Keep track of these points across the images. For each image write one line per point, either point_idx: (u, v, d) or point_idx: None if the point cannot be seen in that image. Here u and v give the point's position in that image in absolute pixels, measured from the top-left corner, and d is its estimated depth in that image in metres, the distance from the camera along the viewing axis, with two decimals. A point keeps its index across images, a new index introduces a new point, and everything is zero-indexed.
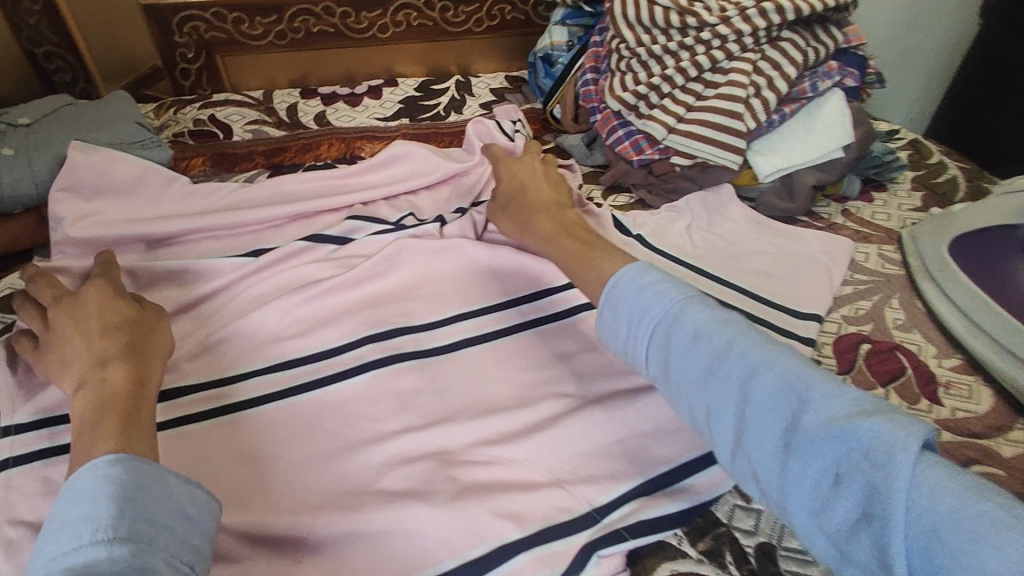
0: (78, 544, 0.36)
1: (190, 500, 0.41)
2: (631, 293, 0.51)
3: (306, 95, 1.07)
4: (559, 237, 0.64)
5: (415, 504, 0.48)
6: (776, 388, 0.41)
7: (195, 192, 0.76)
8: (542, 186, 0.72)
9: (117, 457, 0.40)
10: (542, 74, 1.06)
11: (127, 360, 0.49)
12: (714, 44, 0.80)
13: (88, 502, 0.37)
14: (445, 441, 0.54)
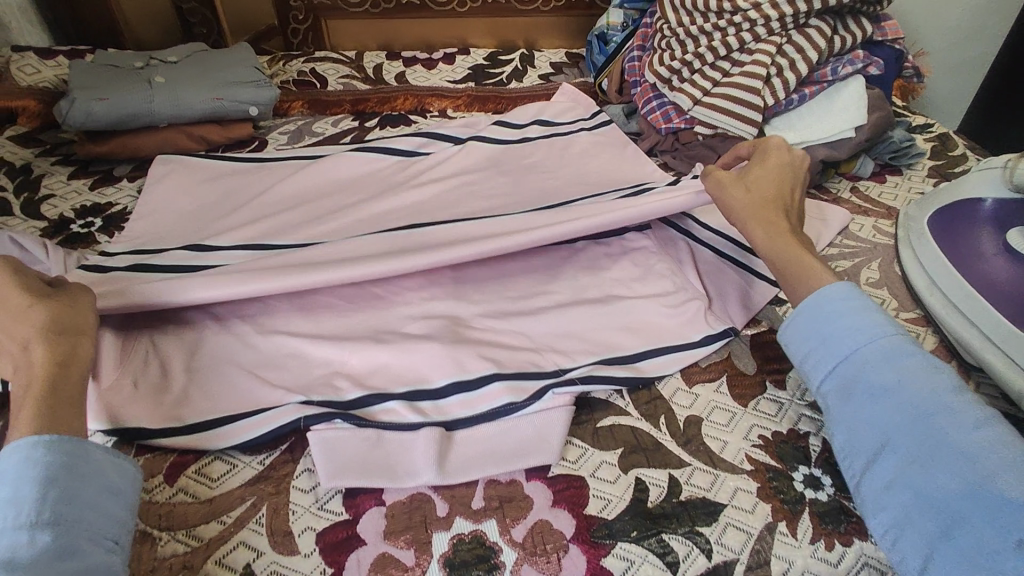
0: (2, 527, 0.39)
1: (111, 470, 0.45)
2: (839, 315, 0.51)
3: (391, 58, 1.24)
4: (798, 242, 0.58)
5: (428, 342, 0.63)
6: (968, 452, 0.42)
7: None
8: (788, 189, 0.64)
9: (41, 437, 0.43)
10: (597, 52, 1.18)
11: (52, 338, 0.49)
12: (743, 28, 0.90)
13: (9, 485, 0.40)
14: (458, 310, 0.69)
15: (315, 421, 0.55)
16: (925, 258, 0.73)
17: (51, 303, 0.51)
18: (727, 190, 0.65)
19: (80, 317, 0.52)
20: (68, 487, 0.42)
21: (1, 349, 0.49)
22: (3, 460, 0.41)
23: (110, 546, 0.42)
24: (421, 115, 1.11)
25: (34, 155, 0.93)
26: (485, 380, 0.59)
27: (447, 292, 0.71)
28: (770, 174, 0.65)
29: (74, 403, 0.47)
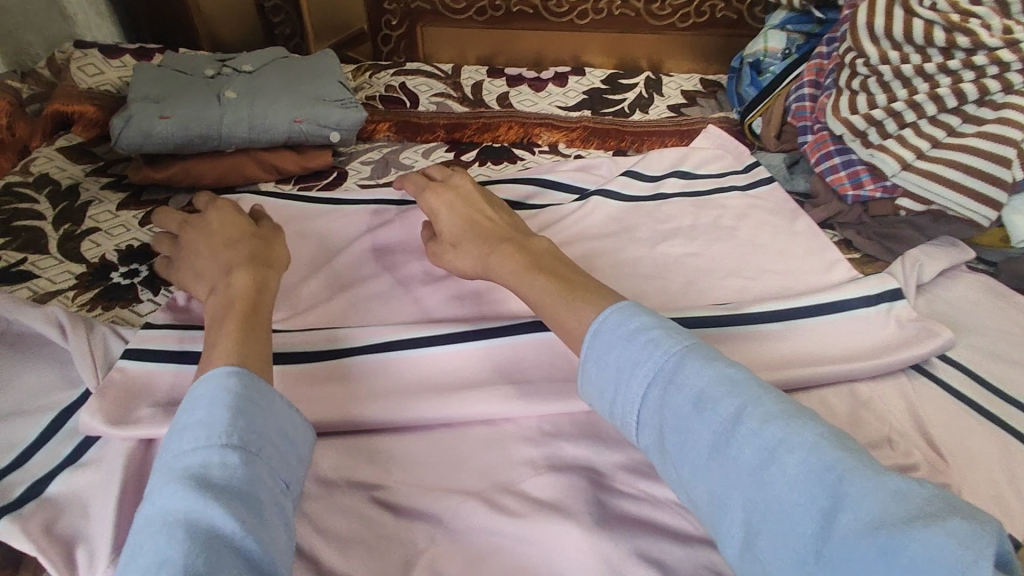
0: (195, 445, 0.37)
1: (284, 412, 0.42)
2: (635, 357, 0.42)
3: (493, 74, 1.06)
4: (521, 272, 0.55)
5: (561, 519, 0.45)
6: (799, 472, 0.34)
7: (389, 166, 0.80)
8: (499, 217, 0.62)
9: (238, 369, 0.41)
10: (746, 82, 0.95)
11: (249, 268, 0.53)
12: (988, 71, 0.66)
13: (205, 408, 0.39)
14: (595, 459, 0.50)
15: None
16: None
17: (257, 238, 0.57)
18: (442, 252, 0.62)
19: (279, 250, 0.58)
20: (253, 411, 0.39)
21: (209, 269, 0.55)
22: (209, 381, 0.40)
23: (285, 489, 0.39)
24: (528, 149, 0.92)
25: (83, 173, 0.80)
26: None
27: (580, 428, 0.52)
28: (451, 213, 0.62)
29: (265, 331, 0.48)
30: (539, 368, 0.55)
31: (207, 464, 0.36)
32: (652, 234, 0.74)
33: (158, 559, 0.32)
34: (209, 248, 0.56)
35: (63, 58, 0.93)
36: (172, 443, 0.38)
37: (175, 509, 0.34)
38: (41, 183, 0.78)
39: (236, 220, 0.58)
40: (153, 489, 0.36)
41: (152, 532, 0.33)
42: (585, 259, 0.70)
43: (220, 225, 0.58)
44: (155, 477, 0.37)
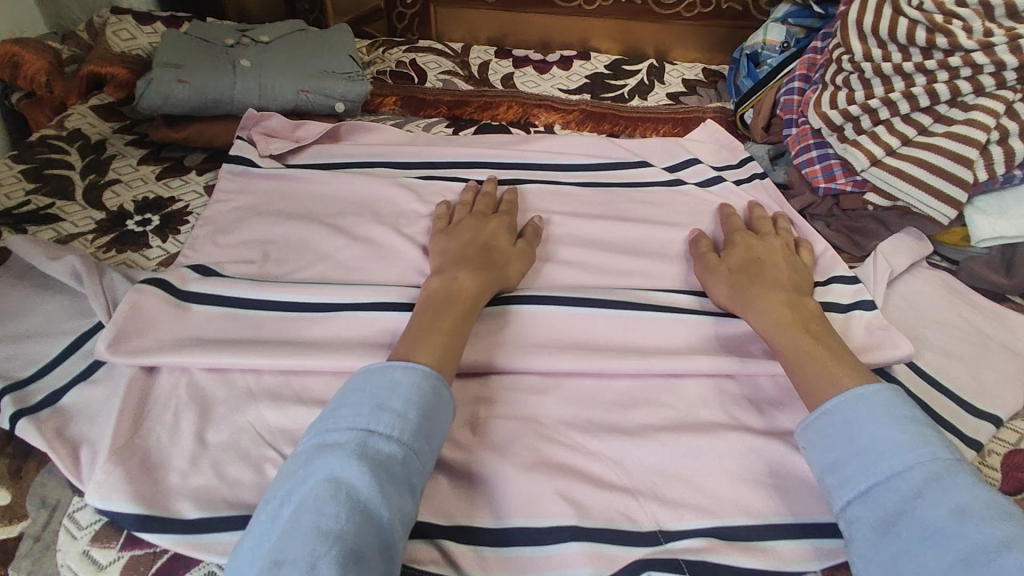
0: (387, 434, 0.45)
1: (444, 425, 0.48)
2: (854, 419, 0.48)
3: (500, 55, 1.10)
4: (789, 320, 0.57)
5: (498, 461, 0.51)
6: (1014, 574, 0.37)
7: (388, 146, 0.86)
8: (781, 263, 0.64)
9: (430, 371, 0.49)
10: (743, 74, 0.97)
11: (485, 272, 0.61)
12: (962, 73, 0.68)
13: (402, 401, 0.47)
14: (538, 412, 0.55)
15: None
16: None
17: (492, 246, 0.66)
18: (710, 278, 0.65)
19: (512, 268, 0.64)
20: (431, 418, 0.47)
21: (468, 254, 0.64)
22: (409, 373, 0.48)
23: (416, 491, 0.45)
24: (524, 129, 0.96)
25: (111, 130, 0.87)
26: (561, 535, 0.47)
27: (526, 385, 0.57)
28: (760, 249, 0.66)
29: (463, 336, 0.56)
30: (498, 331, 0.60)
31: (387, 455, 0.44)
32: (628, 215, 0.78)
33: (328, 518, 0.39)
34: (465, 240, 0.67)
35: (99, 22, 1.01)
36: (357, 412, 0.46)
37: (359, 482, 0.42)
38: (73, 138, 0.86)
39: (508, 237, 0.68)
40: (336, 446, 0.44)
41: (326, 493, 0.41)
42: (561, 234, 0.74)
43: (489, 232, 0.68)
44: (344, 433, 0.45)
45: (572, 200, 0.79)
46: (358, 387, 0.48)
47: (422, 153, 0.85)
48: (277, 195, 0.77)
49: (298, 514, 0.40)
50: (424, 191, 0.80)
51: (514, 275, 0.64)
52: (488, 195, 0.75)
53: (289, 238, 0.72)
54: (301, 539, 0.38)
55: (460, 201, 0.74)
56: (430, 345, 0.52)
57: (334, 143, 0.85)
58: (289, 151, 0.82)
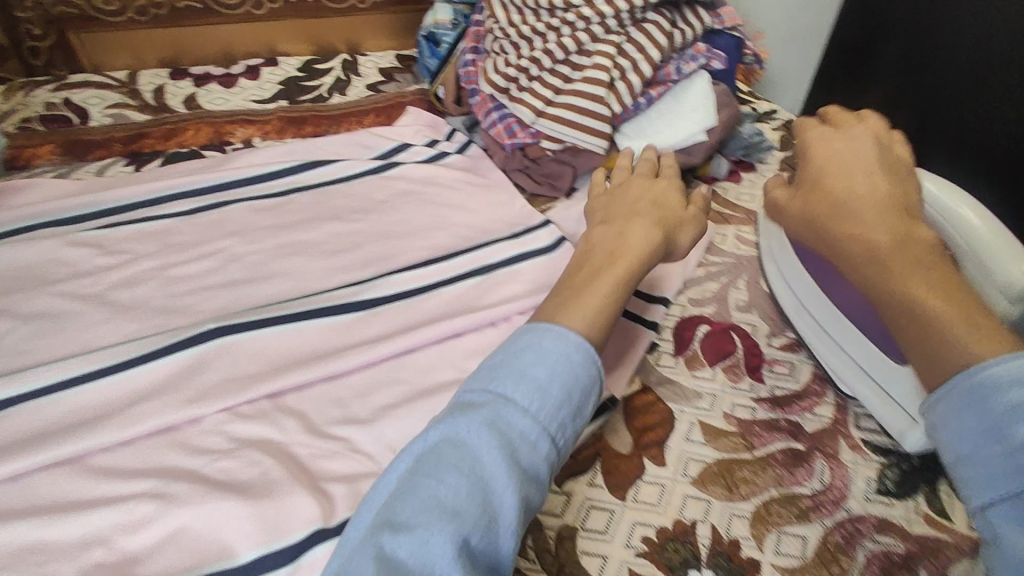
0: (526, 411, 0.44)
1: (582, 414, 0.47)
2: (974, 394, 0.43)
3: (176, 76, 1.01)
4: (892, 246, 0.51)
5: (227, 496, 0.47)
6: None
7: (48, 199, 0.75)
8: (880, 183, 0.55)
9: (582, 342, 0.48)
10: (428, 55, 1.03)
11: (637, 224, 0.59)
12: (578, 27, 0.80)
13: (549, 371, 0.46)
14: (269, 432, 0.53)
15: None
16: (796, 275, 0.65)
17: (658, 200, 0.63)
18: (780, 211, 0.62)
19: (682, 234, 0.62)
20: (576, 392, 0.46)
21: (613, 214, 0.62)
22: (560, 342, 0.47)
23: (536, 482, 0.43)
24: (219, 149, 0.90)
25: None
26: (309, 542, 0.46)
27: (252, 411, 0.54)
28: (862, 185, 0.55)
29: (626, 296, 0.54)
30: (213, 370, 0.56)
31: (522, 431, 0.43)
32: (340, 210, 0.78)
33: (450, 492, 0.41)
34: (636, 198, 0.64)
35: None
36: (516, 384, 0.45)
37: (486, 454, 0.42)
38: None
39: (679, 201, 0.64)
40: (470, 409, 0.44)
41: (451, 463, 0.42)
42: (272, 247, 0.71)
43: (663, 188, 0.65)
44: (478, 396, 0.45)
45: (279, 210, 0.77)
46: (517, 347, 0.48)
47: (94, 199, 0.75)
48: None
49: (411, 476, 0.42)
50: (105, 242, 0.71)
51: (692, 234, 0.64)
52: (649, 162, 0.70)
53: None
54: (416, 505, 0.40)
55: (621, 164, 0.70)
56: (585, 304, 0.51)
57: None
58: None
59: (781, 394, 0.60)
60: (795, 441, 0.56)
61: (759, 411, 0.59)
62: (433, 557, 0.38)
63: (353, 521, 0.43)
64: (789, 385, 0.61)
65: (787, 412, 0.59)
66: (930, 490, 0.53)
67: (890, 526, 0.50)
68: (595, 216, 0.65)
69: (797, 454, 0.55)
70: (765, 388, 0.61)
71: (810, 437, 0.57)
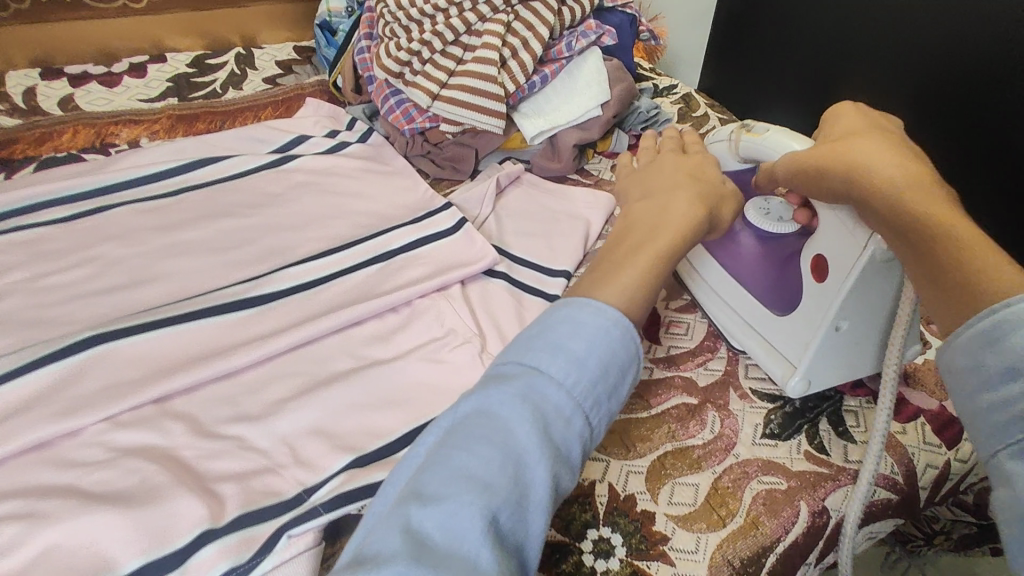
0: (562, 384, 0.40)
1: (617, 392, 0.43)
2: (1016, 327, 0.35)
3: (49, 77, 0.95)
4: (911, 181, 0.44)
5: (101, 508, 0.44)
6: None
7: None
8: (901, 152, 0.46)
9: (621, 317, 0.44)
10: (324, 43, 1.02)
11: (698, 199, 0.53)
12: (466, 8, 0.82)
13: (596, 342, 0.42)
14: (153, 437, 0.50)
15: None
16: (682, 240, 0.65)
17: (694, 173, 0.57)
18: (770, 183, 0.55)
19: (726, 209, 0.56)
20: (613, 368, 0.42)
21: (676, 185, 0.55)
22: (598, 315, 0.43)
23: (565, 465, 0.39)
24: (101, 151, 0.85)
25: None
26: (194, 545, 0.43)
27: (135, 418, 0.52)
28: (858, 140, 0.47)
29: (660, 275, 0.49)
30: (91, 381, 0.54)
31: (553, 403, 0.40)
32: (233, 207, 0.75)
33: (479, 463, 0.37)
34: (674, 173, 0.57)
35: None
36: (549, 357, 0.41)
37: (520, 427, 0.38)
38: None
39: (719, 176, 0.57)
40: (504, 381, 0.41)
41: (482, 435, 0.38)
42: (158, 249, 0.68)
43: (701, 163, 0.58)
44: (513, 368, 0.41)
45: (167, 211, 0.74)
46: (562, 315, 0.44)
47: None
48: None
49: (441, 448, 0.38)
50: None
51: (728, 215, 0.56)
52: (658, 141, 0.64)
53: None
54: (444, 474, 0.36)
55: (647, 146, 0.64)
56: (627, 275, 0.47)
57: None
58: None
59: (677, 353, 0.62)
60: (687, 396, 0.59)
61: (656, 370, 0.60)
62: (461, 531, 0.34)
63: (376, 499, 0.39)
64: (684, 343, 0.63)
65: (682, 370, 0.61)
66: (810, 429, 0.56)
67: (775, 466, 0.53)
68: (634, 197, 0.57)
69: (689, 408, 0.57)
70: (661, 349, 0.63)
71: (702, 391, 0.59)
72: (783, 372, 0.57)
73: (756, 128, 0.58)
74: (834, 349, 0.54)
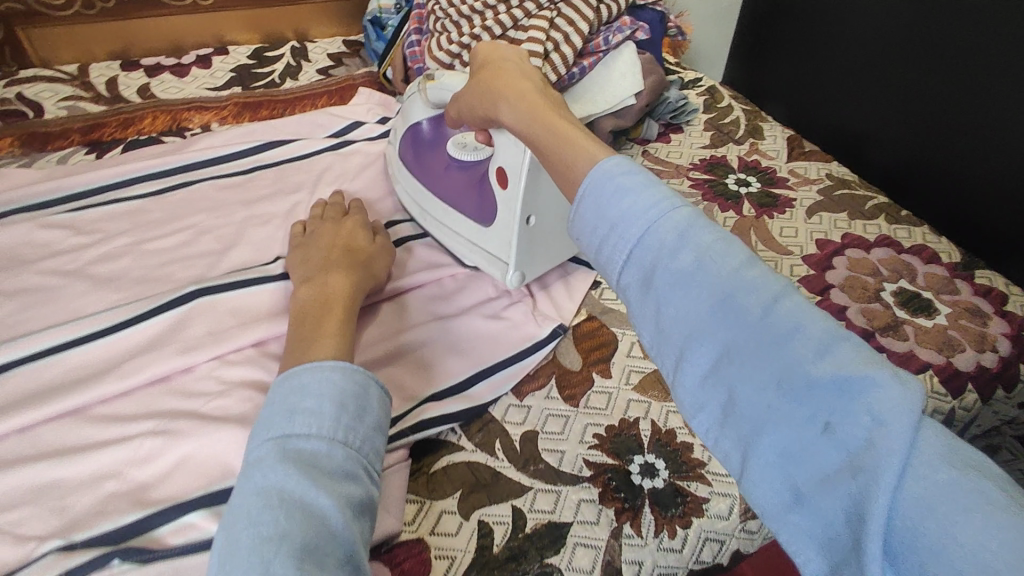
0: (309, 433, 0.42)
1: (382, 410, 0.47)
2: (608, 187, 0.41)
3: (127, 68, 1.04)
4: (527, 100, 0.53)
5: (227, 427, 0.53)
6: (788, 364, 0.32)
7: (15, 186, 0.78)
8: (518, 80, 0.55)
9: (339, 363, 0.47)
10: (374, 38, 1.09)
11: (344, 272, 0.60)
12: (513, 4, 0.89)
13: (314, 397, 0.44)
14: (258, 375, 0.59)
15: (79, 572, 0.44)
16: (413, 191, 0.75)
17: (356, 248, 0.65)
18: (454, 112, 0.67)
19: (377, 266, 0.64)
20: (351, 400, 0.45)
21: (318, 266, 0.62)
22: (316, 373, 0.46)
23: (356, 480, 0.42)
24: (179, 135, 0.94)
25: None
26: None
27: (239, 358, 0.60)
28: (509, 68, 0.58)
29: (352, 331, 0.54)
30: (199, 327, 0.62)
31: (314, 452, 0.42)
32: (303, 183, 0.83)
33: (267, 526, 0.37)
34: (324, 248, 0.64)
35: None
36: (289, 420, 0.43)
37: (286, 479, 0.40)
38: None
39: (363, 238, 0.67)
40: (258, 462, 0.41)
41: (260, 504, 0.39)
42: (243, 219, 0.77)
43: (348, 235, 0.67)
44: (262, 448, 0.42)
45: (246, 186, 0.82)
46: (273, 400, 0.45)
47: (62, 185, 0.78)
48: None
49: (232, 536, 0.38)
50: (78, 223, 0.74)
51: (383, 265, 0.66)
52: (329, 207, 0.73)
53: None
54: (247, 548, 0.37)
55: (311, 214, 0.72)
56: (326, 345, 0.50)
57: None
58: None
59: None
60: None
61: None
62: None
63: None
64: None
65: None
66: None
67: None
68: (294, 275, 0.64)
69: None
70: None
71: None
72: (500, 271, 0.66)
73: (433, 73, 0.72)
74: (529, 238, 0.64)
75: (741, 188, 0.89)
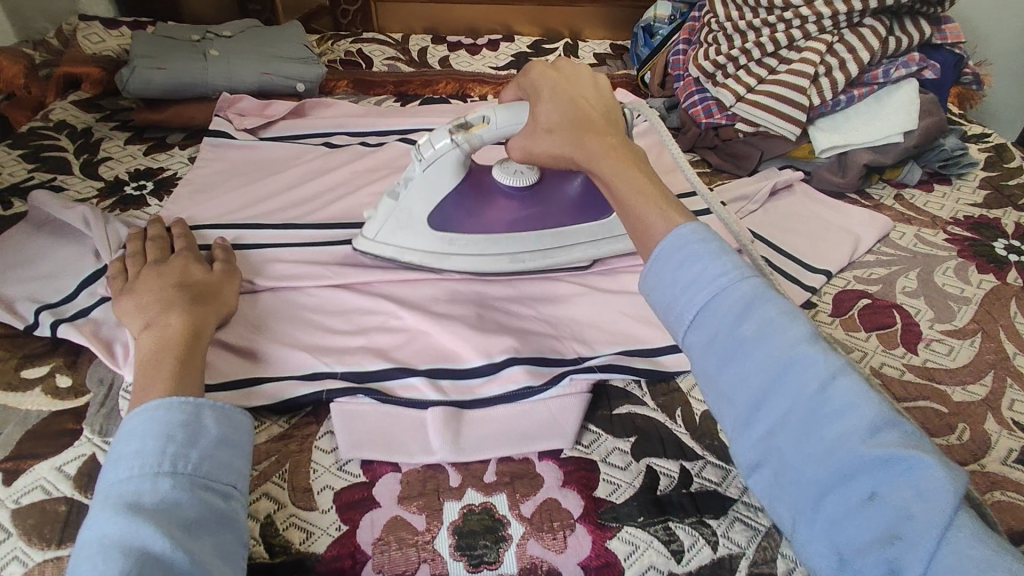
0: (130, 476, 0.43)
1: (220, 428, 0.47)
2: (678, 256, 0.46)
3: (436, 42, 1.26)
4: (609, 149, 0.56)
5: (453, 323, 0.64)
6: (835, 445, 0.38)
7: (344, 115, 1.00)
8: (600, 122, 0.59)
9: (165, 400, 0.47)
10: (642, 44, 1.18)
11: (185, 309, 0.57)
12: (794, 24, 0.88)
13: (138, 440, 0.44)
14: (485, 293, 0.69)
15: (338, 394, 0.57)
16: (479, 249, 0.68)
17: (192, 280, 0.61)
18: (529, 141, 0.63)
19: (225, 295, 0.62)
20: (179, 431, 0.45)
21: (149, 306, 0.57)
22: (140, 416, 0.46)
23: (198, 501, 0.43)
24: (462, 100, 1.12)
25: (93, 119, 1.02)
26: (510, 361, 0.60)
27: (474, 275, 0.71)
28: (592, 105, 0.61)
29: (195, 365, 0.52)
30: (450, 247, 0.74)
31: (141, 490, 0.42)
32: None
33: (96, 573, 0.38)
34: (157, 286, 0.59)
35: (70, 29, 1.13)
36: (118, 470, 0.43)
37: (109, 530, 0.40)
38: (61, 127, 1.00)
39: (201, 267, 0.64)
40: (89, 517, 0.42)
41: (89, 556, 0.39)
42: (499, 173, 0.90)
43: (181, 269, 0.63)
44: (93, 505, 0.42)
45: None
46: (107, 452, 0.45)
47: (375, 122, 1.00)
48: (254, 163, 0.91)
49: None
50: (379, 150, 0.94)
51: (230, 294, 0.63)
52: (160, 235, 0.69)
53: (267, 193, 0.86)
54: None
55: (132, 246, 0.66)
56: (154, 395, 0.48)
57: (299, 119, 0.99)
58: (260, 125, 0.97)
59: (933, 367, 0.64)
60: (935, 403, 0.61)
61: (908, 373, 0.64)
62: None
63: None
64: (944, 361, 0.65)
65: (938, 382, 0.63)
66: None
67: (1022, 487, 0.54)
68: (129, 316, 0.58)
69: (937, 413, 0.60)
70: (918, 358, 0.66)
71: (953, 405, 0.60)
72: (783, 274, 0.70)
73: (471, 120, 0.64)
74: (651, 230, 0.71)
75: (1011, 254, 0.79)
